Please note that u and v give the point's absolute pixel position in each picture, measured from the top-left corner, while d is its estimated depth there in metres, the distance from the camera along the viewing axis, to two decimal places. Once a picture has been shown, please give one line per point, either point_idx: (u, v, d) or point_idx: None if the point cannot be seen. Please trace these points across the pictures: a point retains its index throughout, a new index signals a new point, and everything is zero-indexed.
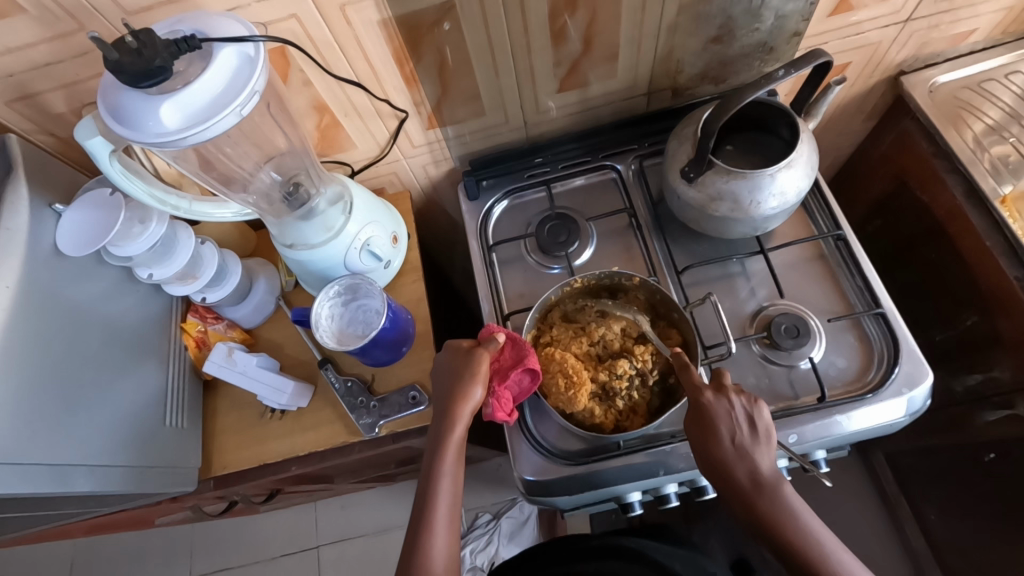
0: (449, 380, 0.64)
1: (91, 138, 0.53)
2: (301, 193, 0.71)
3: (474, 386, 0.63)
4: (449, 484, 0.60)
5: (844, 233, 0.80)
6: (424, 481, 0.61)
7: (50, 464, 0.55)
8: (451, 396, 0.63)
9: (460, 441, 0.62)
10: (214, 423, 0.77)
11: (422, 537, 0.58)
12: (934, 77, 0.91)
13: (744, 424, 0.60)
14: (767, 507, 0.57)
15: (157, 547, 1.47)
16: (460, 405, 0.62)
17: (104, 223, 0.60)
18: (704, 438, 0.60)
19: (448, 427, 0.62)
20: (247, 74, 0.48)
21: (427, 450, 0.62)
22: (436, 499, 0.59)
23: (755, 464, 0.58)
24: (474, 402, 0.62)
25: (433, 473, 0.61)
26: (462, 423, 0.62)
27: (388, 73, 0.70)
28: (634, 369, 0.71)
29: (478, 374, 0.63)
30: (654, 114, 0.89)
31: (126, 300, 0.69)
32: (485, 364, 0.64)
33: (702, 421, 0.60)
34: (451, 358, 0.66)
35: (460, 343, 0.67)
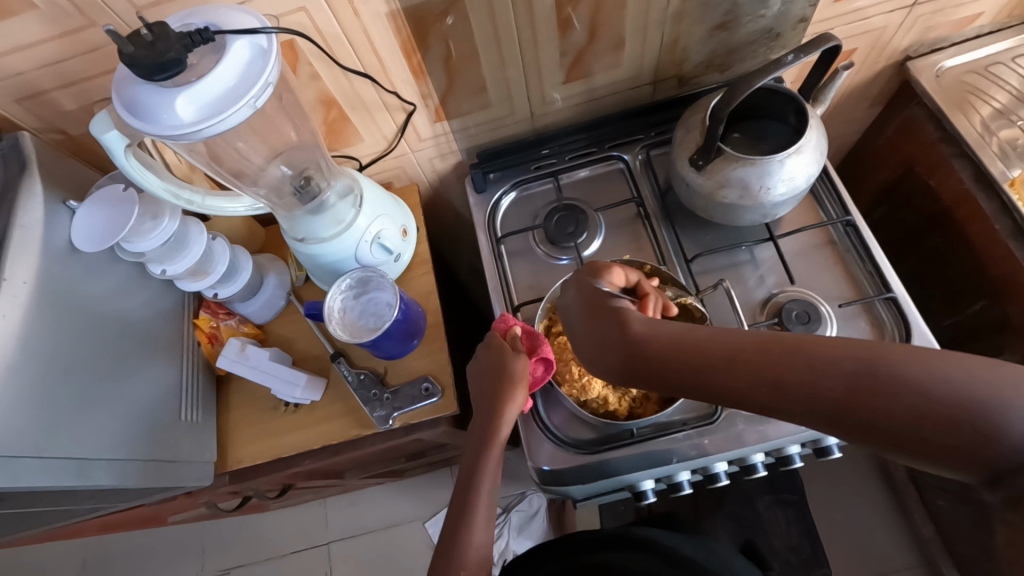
0: (494, 380, 0.62)
1: (107, 132, 0.53)
2: (312, 187, 0.71)
3: (516, 386, 0.61)
4: (490, 483, 0.58)
5: (854, 218, 0.80)
6: (461, 480, 0.58)
7: (69, 456, 0.55)
8: (495, 395, 0.61)
9: (503, 441, 0.60)
10: (228, 418, 0.78)
11: (460, 536, 0.55)
12: (940, 62, 0.91)
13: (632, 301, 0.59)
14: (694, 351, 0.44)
15: (168, 545, 1.48)
16: (506, 404, 0.60)
17: (118, 219, 0.61)
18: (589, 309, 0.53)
19: (493, 428, 0.60)
20: (260, 65, 0.48)
21: (466, 451, 0.60)
22: (476, 498, 0.56)
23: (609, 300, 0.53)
24: (519, 404, 0.61)
25: (473, 472, 0.58)
26: (508, 424, 0.60)
27: (396, 65, 0.70)
28: None
29: (520, 375, 0.62)
30: (660, 104, 0.89)
31: (140, 296, 0.69)
32: (525, 365, 0.63)
33: (584, 303, 0.54)
34: (493, 357, 0.65)
35: (498, 341, 0.66)
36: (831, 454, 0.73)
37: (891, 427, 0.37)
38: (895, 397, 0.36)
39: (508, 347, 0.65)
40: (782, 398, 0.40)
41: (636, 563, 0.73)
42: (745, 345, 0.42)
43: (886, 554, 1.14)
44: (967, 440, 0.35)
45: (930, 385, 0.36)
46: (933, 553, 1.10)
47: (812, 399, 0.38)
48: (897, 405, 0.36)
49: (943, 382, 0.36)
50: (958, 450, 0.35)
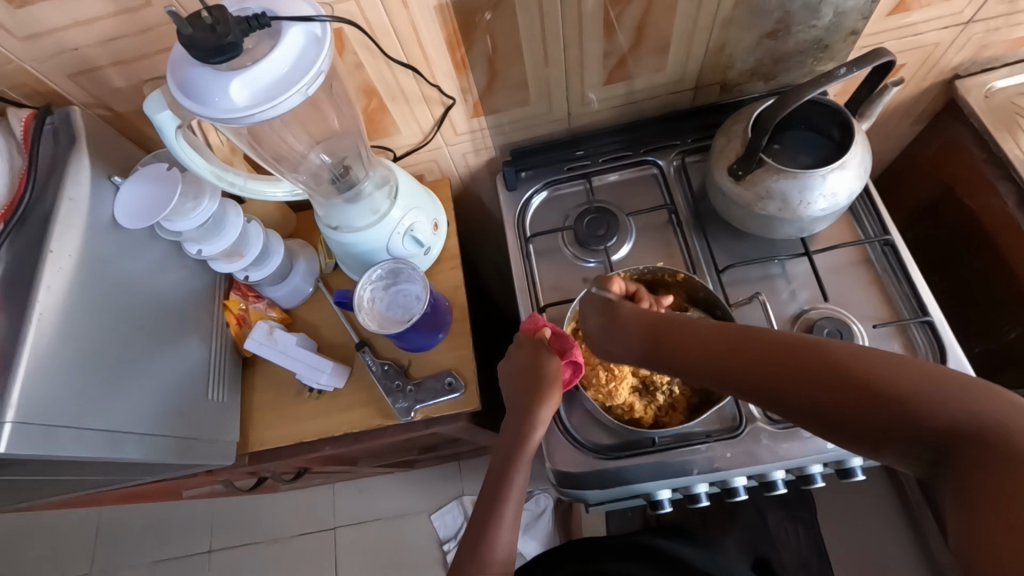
0: (531, 382, 0.64)
1: (160, 111, 0.53)
2: (350, 176, 0.71)
3: (552, 389, 0.62)
4: (521, 482, 0.58)
5: (892, 238, 0.78)
6: (493, 477, 0.59)
7: (104, 429, 0.56)
8: (531, 397, 0.62)
9: (536, 444, 0.61)
10: (251, 400, 0.79)
11: (489, 531, 0.55)
12: (991, 82, 0.88)
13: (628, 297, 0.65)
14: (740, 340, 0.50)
15: (178, 519, 1.50)
16: (543, 408, 0.61)
17: (161, 198, 0.61)
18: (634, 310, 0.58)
19: (528, 428, 0.60)
20: (313, 53, 0.48)
21: (499, 450, 0.61)
22: (507, 494, 0.57)
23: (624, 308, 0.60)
24: (553, 410, 0.63)
25: (505, 469, 0.59)
26: (542, 427, 0.61)
27: (439, 58, 0.70)
28: None
29: (555, 379, 0.63)
30: (699, 111, 0.88)
31: (174, 274, 0.70)
32: (560, 370, 0.64)
33: (622, 316, 0.58)
34: (530, 359, 0.66)
35: (534, 344, 0.67)
36: (855, 477, 0.72)
37: (914, 449, 0.41)
38: (925, 413, 0.41)
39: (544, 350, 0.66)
40: (826, 412, 0.44)
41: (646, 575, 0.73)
42: (786, 346, 0.47)
43: None
44: (1004, 466, 0.38)
45: (981, 409, 0.40)
46: None
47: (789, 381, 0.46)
48: (939, 416, 0.40)
49: (1002, 409, 0.39)
50: (1019, 481, 0.37)
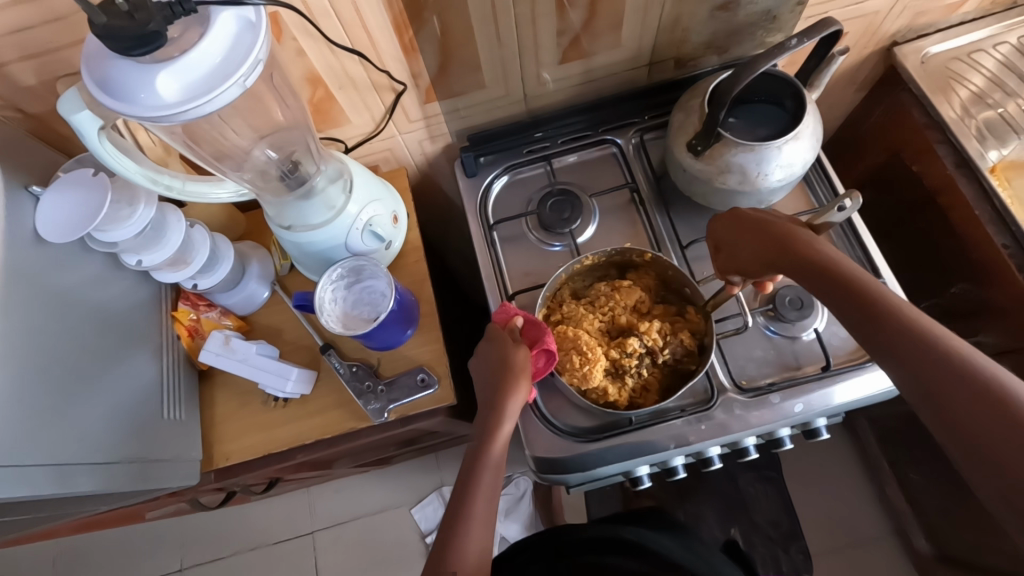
0: (498, 374, 0.62)
1: (78, 111, 0.48)
2: (300, 171, 0.67)
3: (519, 380, 0.61)
4: (490, 477, 0.56)
5: (844, 204, 0.81)
6: (462, 475, 0.57)
7: (49, 463, 0.51)
8: (499, 388, 0.60)
9: (507, 436, 0.59)
10: (212, 414, 0.74)
11: (456, 533, 0.53)
12: (926, 47, 0.92)
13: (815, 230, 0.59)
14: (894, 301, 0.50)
15: (144, 541, 1.43)
16: (509, 399, 0.59)
17: (90, 206, 0.56)
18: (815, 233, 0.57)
19: (497, 421, 0.59)
20: (249, 41, 0.44)
21: (470, 447, 0.59)
22: (475, 491, 0.55)
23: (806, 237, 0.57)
24: (522, 399, 0.60)
25: (475, 465, 0.57)
26: (512, 418, 0.59)
27: (387, 42, 0.67)
28: (645, 347, 0.71)
29: (523, 367, 0.62)
30: (655, 86, 0.87)
31: (113, 287, 0.64)
32: (528, 359, 0.63)
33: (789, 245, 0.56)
34: (497, 351, 0.64)
35: (503, 335, 0.66)
36: (820, 436, 0.75)
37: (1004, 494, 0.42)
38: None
39: (511, 341, 0.65)
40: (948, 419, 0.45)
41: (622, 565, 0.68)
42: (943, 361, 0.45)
43: (859, 524, 1.20)
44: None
45: None
46: (904, 525, 1.15)
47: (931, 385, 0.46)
48: None
49: None
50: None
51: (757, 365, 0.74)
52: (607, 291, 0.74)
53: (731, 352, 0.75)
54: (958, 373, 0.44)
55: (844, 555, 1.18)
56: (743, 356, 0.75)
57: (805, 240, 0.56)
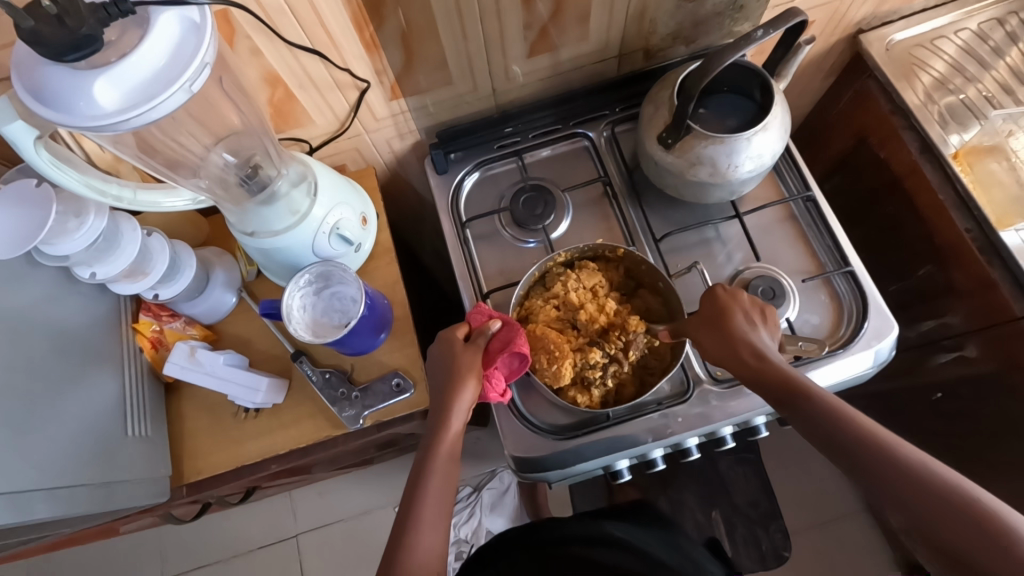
0: (445, 374, 0.62)
1: (10, 122, 0.46)
2: (261, 176, 0.65)
3: (468, 380, 0.61)
4: (440, 476, 0.58)
5: (813, 193, 0.81)
6: (412, 476, 0.59)
7: (4, 492, 0.49)
8: (447, 389, 0.61)
9: (456, 434, 0.61)
10: (181, 428, 0.72)
11: (407, 537, 0.54)
12: (890, 35, 0.93)
13: (756, 322, 0.62)
14: (814, 391, 0.55)
15: (121, 554, 1.40)
16: (453, 400, 0.60)
17: (34, 220, 0.54)
18: (746, 321, 0.61)
19: (445, 422, 0.60)
20: (194, 43, 0.42)
21: (420, 447, 0.61)
22: (425, 490, 0.57)
23: (760, 338, 0.60)
24: (467, 398, 0.61)
25: (424, 466, 0.59)
26: (458, 417, 0.61)
27: (348, 39, 0.64)
28: (606, 357, 0.70)
29: (472, 367, 0.61)
30: (625, 78, 0.87)
31: (65, 303, 0.62)
32: (478, 359, 0.62)
33: (742, 341, 0.60)
34: (445, 351, 0.64)
35: (455, 334, 0.65)
36: None
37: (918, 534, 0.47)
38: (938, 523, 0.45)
39: (461, 340, 0.64)
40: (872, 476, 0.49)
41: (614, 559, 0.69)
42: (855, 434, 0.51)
43: (834, 501, 1.24)
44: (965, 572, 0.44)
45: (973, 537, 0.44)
46: None
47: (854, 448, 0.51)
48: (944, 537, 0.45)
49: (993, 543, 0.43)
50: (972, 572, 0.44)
51: None
52: (569, 281, 0.72)
53: None
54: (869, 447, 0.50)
55: (821, 531, 1.21)
56: None
57: (756, 347, 0.59)
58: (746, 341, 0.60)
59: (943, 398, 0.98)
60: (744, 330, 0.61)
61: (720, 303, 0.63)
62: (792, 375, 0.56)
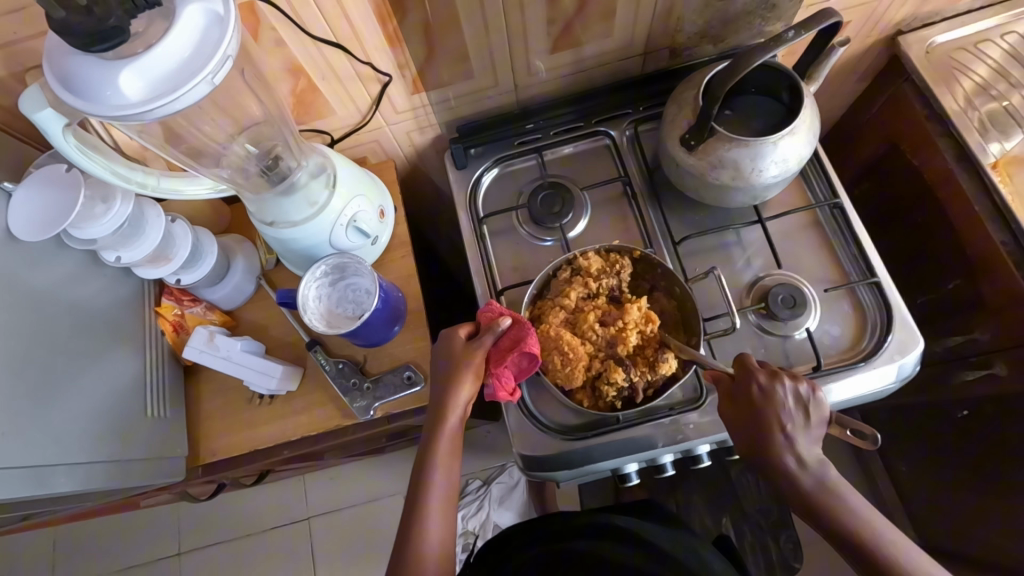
0: (445, 370, 0.63)
1: (40, 110, 0.47)
2: (281, 167, 0.66)
3: (464, 377, 0.62)
4: (441, 471, 0.60)
5: (841, 201, 0.79)
6: (416, 470, 0.61)
7: (28, 466, 0.51)
8: (445, 384, 0.62)
9: (454, 431, 0.61)
10: (198, 410, 0.74)
11: (415, 529, 0.58)
12: (932, 37, 0.89)
13: (798, 429, 0.60)
14: (842, 505, 0.58)
15: (142, 527, 1.44)
16: (451, 397, 0.61)
17: (63, 204, 0.55)
18: (783, 430, 0.60)
19: (441, 418, 0.61)
20: (217, 35, 0.42)
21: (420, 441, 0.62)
22: (429, 486, 0.59)
23: (797, 450, 0.60)
24: (463, 396, 0.62)
25: (427, 462, 0.60)
26: (456, 413, 0.61)
27: (370, 32, 0.65)
28: (628, 381, 0.69)
29: (471, 363, 0.62)
30: (650, 76, 0.85)
31: (92, 284, 0.64)
32: (479, 354, 0.63)
33: (773, 454, 0.60)
34: (447, 345, 0.64)
35: (457, 329, 0.65)
36: None
37: None
38: None
39: (462, 337, 0.65)
40: None
41: (620, 555, 0.67)
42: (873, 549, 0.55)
43: None
44: None
45: None
46: (893, 516, 1.16)
47: (871, 557, 0.55)
48: None
49: None
50: None
51: None
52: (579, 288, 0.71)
53: (722, 351, 0.74)
54: (883, 558, 0.55)
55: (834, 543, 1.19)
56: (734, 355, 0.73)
57: (785, 465, 0.60)
58: (777, 453, 0.60)
59: (969, 417, 0.93)
60: (780, 441, 0.60)
61: (756, 409, 0.60)
62: (820, 498, 0.58)
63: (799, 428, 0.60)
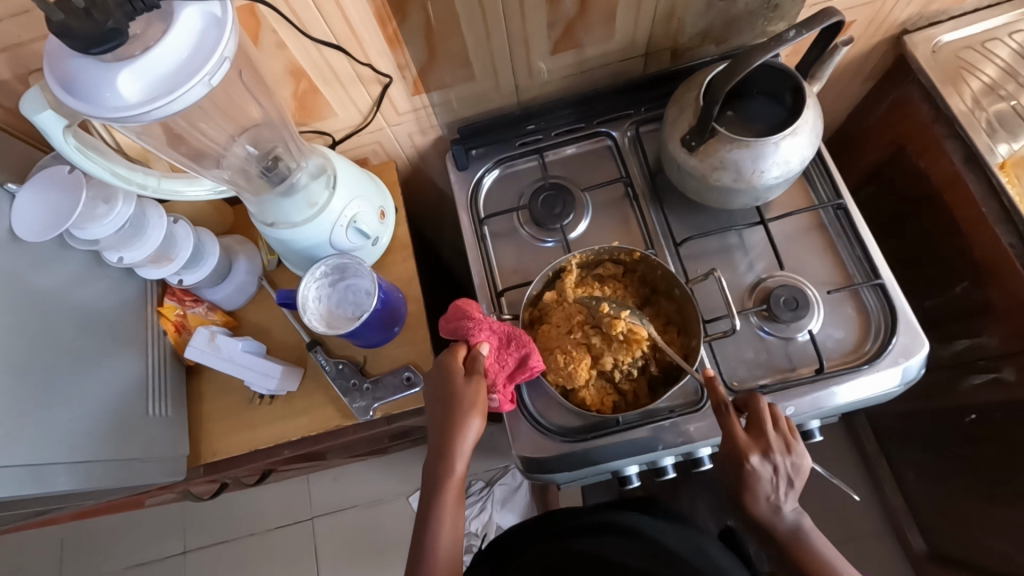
0: (443, 410, 0.60)
1: (40, 112, 0.48)
2: (281, 168, 0.66)
3: (469, 417, 0.59)
4: (448, 515, 0.59)
5: (845, 201, 0.78)
6: (422, 512, 0.60)
7: (29, 464, 0.52)
8: (447, 426, 0.60)
9: (461, 474, 0.60)
10: (199, 410, 0.74)
11: (427, 533, 0.59)
12: (938, 36, 0.88)
13: (782, 494, 0.60)
14: (813, 555, 0.60)
15: (147, 525, 1.45)
16: (456, 439, 0.59)
17: (65, 205, 0.56)
18: (766, 496, 0.59)
19: (448, 465, 0.59)
20: (214, 37, 0.43)
21: (425, 484, 0.60)
22: (436, 529, 0.59)
23: (779, 511, 0.60)
24: (471, 433, 0.59)
25: (432, 506, 0.59)
26: (462, 458, 0.59)
27: (370, 35, 0.65)
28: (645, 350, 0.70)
29: (474, 404, 0.60)
30: (652, 77, 0.85)
31: (94, 285, 0.64)
32: (481, 392, 0.60)
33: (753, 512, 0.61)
34: (444, 381, 0.62)
35: (455, 361, 0.62)
36: (813, 438, 0.75)
37: None
38: None
39: (462, 370, 0.62)
40: None
41: (624, 555, 0.67)
42: None
43: (854, 517, 1.21)
44: None
45: None
46: (900, 520, 1.15)
47: None
48: None
49: None
50: None
51: (750, 367, 0.72)
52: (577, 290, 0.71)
53: (722, 353, 0.73)
54: None
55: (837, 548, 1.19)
56: (736, 357, 0.73)
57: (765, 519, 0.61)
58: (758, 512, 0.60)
59: (977, 421, 0.92)
60: (763, 505, 0.60)
61: (741, 481, 0.59)
62: (796, 551, 0.61)
63: (784, 492, 0.60)
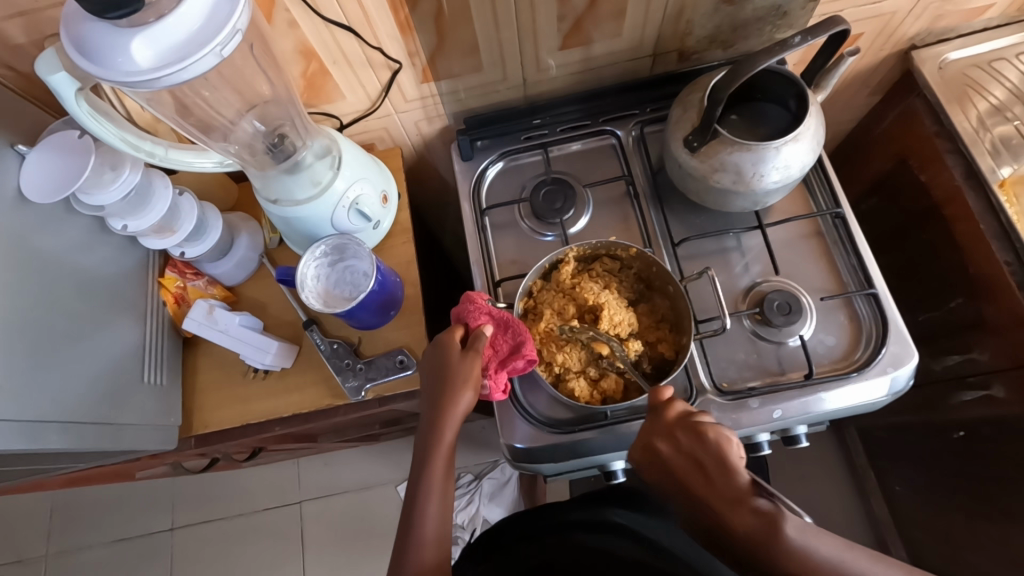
0: (437, 386, 0.62)
1: (53, 73, 0.49)
2: (287, 145, 0.67)
3: (462, 391, 0.61)
4: (438, 492, 0.60)
5: (843, 211, 0.79)
6: (411, 492, 0.60)
7: (22, 420, 0.52)
8: (441, 400, 0.61)
9: (448, 448, 0.61)
10: (193, 382, 0.75)
11: (416, 511, 0.59)
12: (945, 53, 0.88)
13: (690, 477, 0.55)
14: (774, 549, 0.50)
15: (137, 500, 1.46)
16: (449, 412, 0.61)
17: (73, 169, 0.57)
18: (692, 497, 0.55)
19: (437, 436, 0.61)
20: (227, 11, 0.44)
21: (415, 462, 0.61)
22: (425, 509, 0.59)
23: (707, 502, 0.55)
24: (462, 407, 0.61)
25: (422, 484, 0.60)
26: (451, 431, 0.61)
27: (382, 20, 0.66)
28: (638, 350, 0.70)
29: (468, 379, 0.61)
30: (659, 79, 0.86)
31: (98, 250, 0.66)
32: (476, 369, 0.62)
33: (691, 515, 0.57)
34: (439, 360, 0.63)
35: (452, 340, 0.64)
36: (799, 443, 0.75)
37: None
38: None
39: (458, 348, 0.64)
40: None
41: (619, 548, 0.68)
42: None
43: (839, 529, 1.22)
44: None
45: None
46: (885, 534, 1.16)
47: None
48: None
49: None
50: None
51: (739, 368, 0.73)
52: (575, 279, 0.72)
53: (713, 352, 0.74)
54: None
55: None
56: (726, 359, 0.74)
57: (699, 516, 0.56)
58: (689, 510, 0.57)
59: (964, 438, 0.93)
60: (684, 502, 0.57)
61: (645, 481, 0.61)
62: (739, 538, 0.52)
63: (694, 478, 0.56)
